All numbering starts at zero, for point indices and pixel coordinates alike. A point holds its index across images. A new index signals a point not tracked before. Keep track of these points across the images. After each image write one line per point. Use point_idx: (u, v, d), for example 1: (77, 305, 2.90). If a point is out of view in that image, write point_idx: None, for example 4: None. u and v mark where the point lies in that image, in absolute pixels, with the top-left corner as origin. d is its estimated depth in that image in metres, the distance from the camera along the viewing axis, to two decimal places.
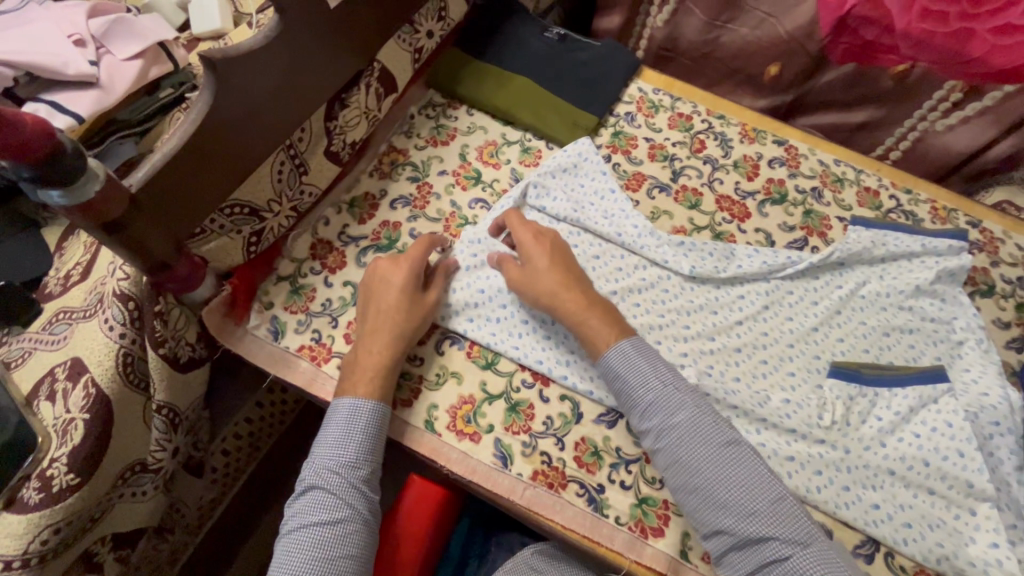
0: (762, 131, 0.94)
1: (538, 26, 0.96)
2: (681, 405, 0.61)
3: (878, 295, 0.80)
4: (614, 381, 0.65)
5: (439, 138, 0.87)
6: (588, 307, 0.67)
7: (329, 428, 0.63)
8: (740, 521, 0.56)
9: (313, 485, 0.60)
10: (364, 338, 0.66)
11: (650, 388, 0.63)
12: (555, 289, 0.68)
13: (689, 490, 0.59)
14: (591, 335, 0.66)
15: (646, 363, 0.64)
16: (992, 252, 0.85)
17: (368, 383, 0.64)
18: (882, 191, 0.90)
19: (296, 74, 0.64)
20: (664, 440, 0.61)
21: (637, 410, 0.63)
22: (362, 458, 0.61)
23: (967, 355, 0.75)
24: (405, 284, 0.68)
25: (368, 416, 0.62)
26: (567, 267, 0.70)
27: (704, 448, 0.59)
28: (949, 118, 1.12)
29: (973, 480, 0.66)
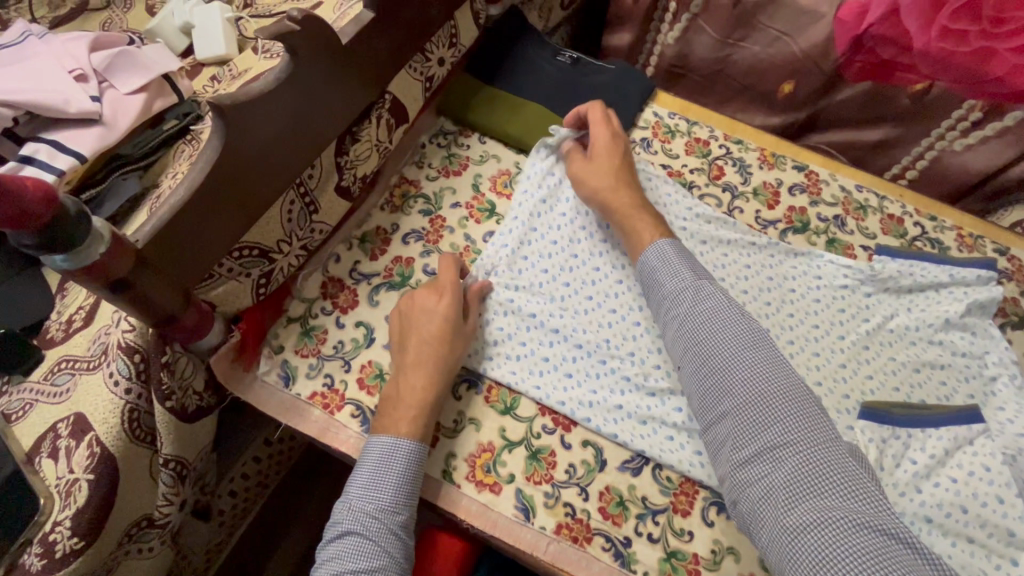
0: (781, 156, 0.92)
1: (550, 50, 0.94)
2: (710, 294, 0.62)
3: (907, 329, 0.77)
4: (647, 275, 0.68)
5: (452, 167, 0.85)
6: (636, 205, 0.73)
7: (366, 466, 0.59)
8: (745, 403, 0.56)
9: (348, 529, 0.56)
10: (407, 371, 0.64)
11: (683, 281, 0.64)
12: (612, 186, 0.74)
13: (704, 373, 0.59)
14: (633, 231, 0.71)
15: (682, 261, 0.66)
16: (1022, 282, 0.83)
17: (411, 424, 0.61)
18: (907, 218, 0.87)
19: (308, 114, 0.62)
20: (686, 320, 0.62)
21: (665, 301, 0.65)
22: (400, 502, 0.58)
23: (1000, 392, 0.73)
24: (450, 312, 0.67)
25: (408, 455, 0.59)
26: (628, 175, 0.76)
27: (726, 332, 0.60)
28: (967, 137, 1.10)
29: (1015, 529, 0.63)
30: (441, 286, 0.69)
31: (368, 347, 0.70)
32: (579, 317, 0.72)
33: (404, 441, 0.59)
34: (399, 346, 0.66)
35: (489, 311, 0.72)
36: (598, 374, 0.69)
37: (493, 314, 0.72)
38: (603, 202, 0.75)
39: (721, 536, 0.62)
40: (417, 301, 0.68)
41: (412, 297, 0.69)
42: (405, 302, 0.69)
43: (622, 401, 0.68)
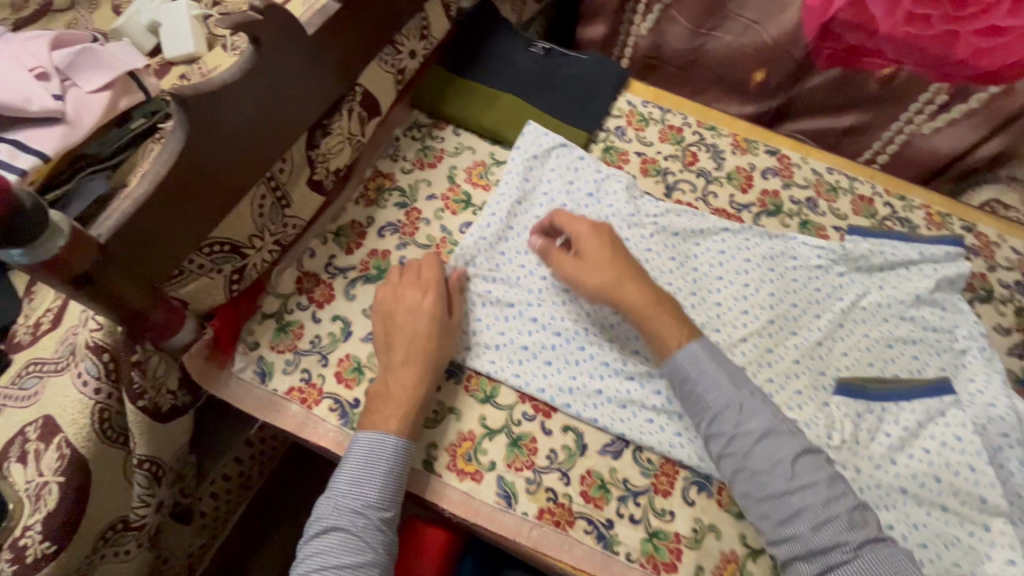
0: (754, 142, 0.93)
1: (523, 41, 0.94)
2: (756, 413, 0.60)
3: (880, 307, 0.78)
4: (681, 385, 0.64)
5: (426, 160, 0.85)
6: (654, 295, 0.66)
7: (350, 462, 0.59)
8: (813, 529, 0.55)
9: (331, 524, 0.56)
10: (395, 370, 0.63)
11: (722, 394, 0.61)
12: (619, 279, 0.67)
13: (761, 500, 0.58)
14: (655, 331, 0.65)
15: (715, 365, 0.63)
16: (988, 258, 0.84)
17: (400, 422, 0.60)
18: (877, 198, 0.89)
19: (274, 106, 0.61)
20: (736, 443, 0.60)
21: (706, 416, 0.62)
22: (385, 499, 0.58)
23: (970, 364, 0.75)
24: (436, 311, 0.67)
25: (393, 453, 0.59)
26: (627, 258, 0.69)
27: (776, 452, 0.58)
28: (935, 120, 1.13)
29: (986, 495, 0.64)
30: (425, 283, 0.69)
31: (346, 341, 0.70)
32: (557, 307, 0.72)
33: (391, 438, 0.59)
34: (385, 346, 0.66)
35: (469, 302, 0.72)
36: (577, 360, 0.69)
37: (474, 305, 0.72)
38: (612, 298, 0.67)
39: (701, 514, 0.63)
40: (399, 294, 0.68)
41: (394, 290, 0.69)
42: (387, 298, 0.68)
43: (603, 386, 0.68)
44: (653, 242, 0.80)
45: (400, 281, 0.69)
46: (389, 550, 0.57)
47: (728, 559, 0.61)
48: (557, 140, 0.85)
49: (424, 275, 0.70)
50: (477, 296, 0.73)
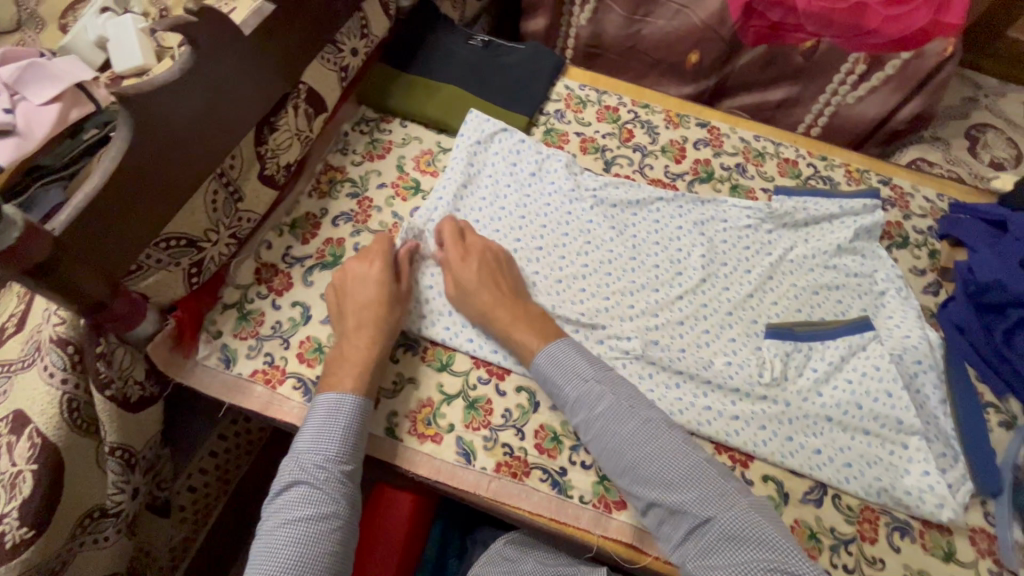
0: (685, 116, 0.99)
1: (462, 35, 0.99)
2: (600, 395, 0.64)
3: (805, 258, 0.85)
4: (543, 383, 0.68)
5: (375, 152, 0.89)
6: (517, 312, 0.71)
7: (310, 422, 0.62)
8: (665, 492, 0.59)
9: (295, 479, 0.59)
10: (349, 333, 0.68)
11: (575, 384, 0.66)
12: (485, 299, 0.71)
13: (623, 475, 0.62)
14: (519, 342, 0.70)
15: (570, 360, 0.67)
16: (903, 207, 0.91)
17: (357, 380, 0.65)
18: (800, 160, 0.96)
19: (218, 104, 0.65)
20: (590, 428, 0.64)
21: (567, 407, 0.66)
22: (345, 452, 0.61)
23: (889, 303, 0.81)
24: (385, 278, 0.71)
25: (351, 410, 0.63)
26: (493, 277, 0.73)
27: (624, 430, 0.62)
28: (857, 88, 1.20)
29: (902, 416, 0.70)
30: (371, 255, 0.74)
31: (306, 324, 0.73)
32: None
33: (349, 395, 0.63)
34: (340, 317, 0.70)
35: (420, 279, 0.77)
36: None
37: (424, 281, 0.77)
38: (481, 314, 0.72)
39: None
40: (350, 271, 0.73)
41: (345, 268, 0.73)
42: (338, 279, 0.73)
43: None
44: (592, 214, 0.86)
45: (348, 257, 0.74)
46: (352, 500, 0.60)
47: None
48: (498, 125, 0.90)
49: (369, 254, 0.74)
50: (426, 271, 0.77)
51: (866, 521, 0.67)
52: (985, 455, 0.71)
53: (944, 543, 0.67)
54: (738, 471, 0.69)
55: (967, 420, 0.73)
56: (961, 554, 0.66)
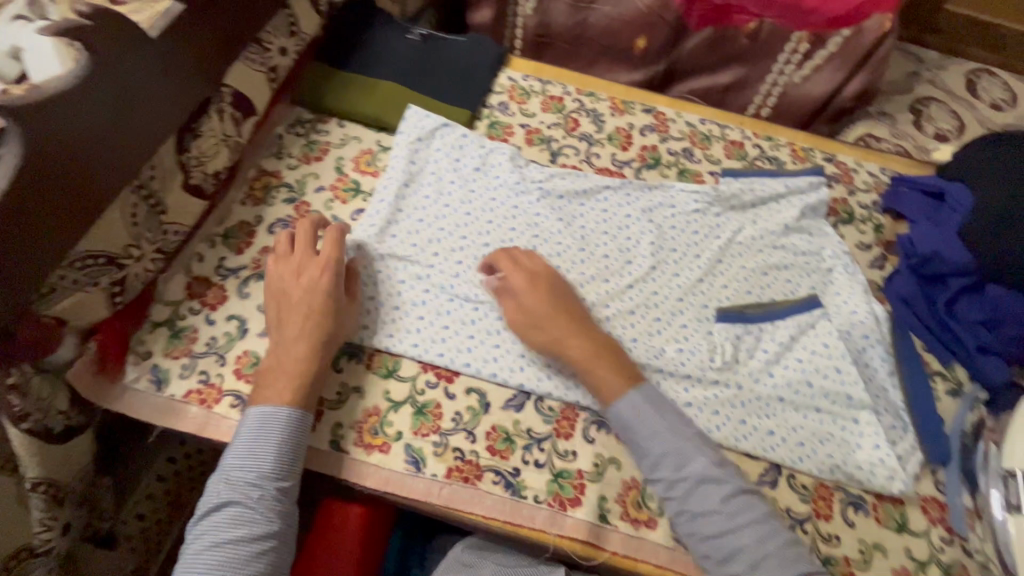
0: (630, 103, 0.98)
1: (400, 29, 0.97)
2: (694, 456, 0.61)
3: (753, 239, 0.84)
4: (624, 432, 0.65)
5: (312, 154, 0.86)
6: (598, 346, 0.67)
7: (241, 439, 0.60)
8: (750, 567, 0.57)
9: (225, 500, 0.57)
10: (288, 343, 0.64)
11: (660, 440, 0.63)
12: (559, 332, 0.68)
13: (701, 540, 0.59)
14: (600, 380, 0.66)
15: (648, 415, 0.64)
16: (848, 183, 0.91)
17: (293, 391, 0.62)
18: (746, 142, 0.95)
19: (128, 115, 0.61)
20: (675, 490, 0.61)
21: (647, 461, 0.63)
22: (279, 468, 0.59)
23: (836, 280, 0.81)
24: (327, 284, 0.68)
25: (287, 424, 0.60)
26: (564, 311, 0.69)
27: (712, 496, 0.60)
28: (803, 67, 1.21)
29: (851, 392, 0.71)
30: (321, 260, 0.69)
31: (243, 338, 0.70)
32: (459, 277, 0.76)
33: (282, 409, 0.60)
34: (277, 321, 0.66)
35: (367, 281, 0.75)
36: (472, 322, 0.73)
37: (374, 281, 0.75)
38: (553, 345, 0.68)
39: (602, 449, 0.67)
40: (294, 276, 0.68)
41: (287, 273, 0.69)
42: (274, 280, 0.68)
43: (500, 341, 0.72)
44: (539, 207, 0.84)
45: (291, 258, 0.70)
46: (287, 516, 0.58)
47: (630, 486, 0.66)
48: (438, 120, 0.88)
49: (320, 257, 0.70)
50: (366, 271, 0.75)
51: (820, 498, 0.67)
52: (932, 424, 0.71)
53: (897, 514, 0.67)
54: None
55: (914, 391, 0.73)
56: (914, 524, 0.67)
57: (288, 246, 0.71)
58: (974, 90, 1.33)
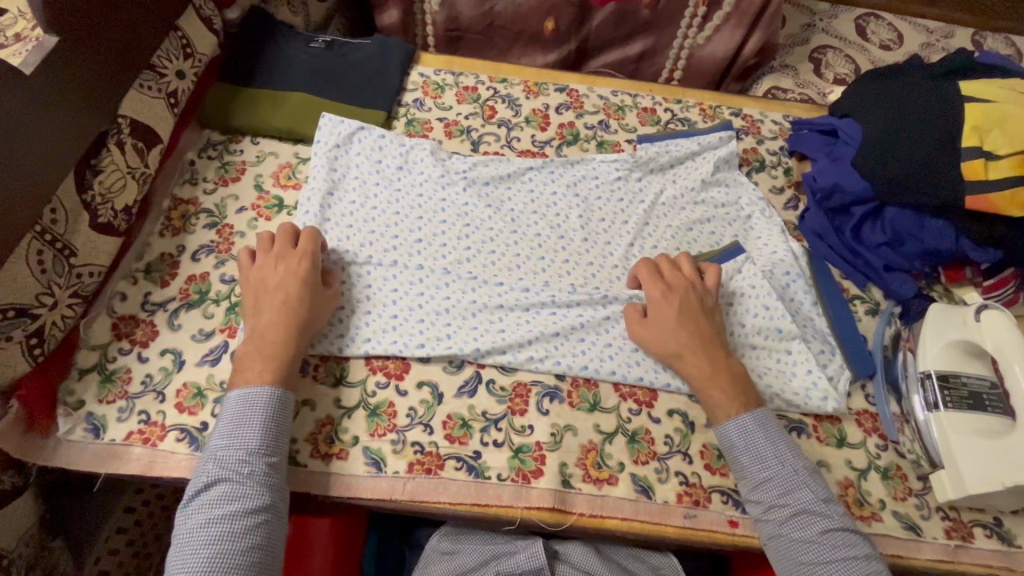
0: (543, 84, 1.00)
1: (302, 40, 0.96)
2: (801, 485, 0.61)
3: (675, 198, 0.88)
4: (727, 450, 0.65)
5: (228, 175, 0.85)
6: (716, 363, 0.68)
7: (228, 420, 0.59)
8: None
9: (215, 477, 0.56)
10: (263, 327, 0.65)
11: (766, 466, 0.63)
12: (685, 347, 0.69)
13: (794, 564, 0.59)
14: (715, 402, 0.67)
15: (767, 442, 0.64)
16: (756, 133, 0.97)
17: (266, 371, 0.62)
18: (658, 107, 0.99)
19: (14, 156, 0.58)
20: (773, 514, 0.61)
21: (748, 482, 0.64)
22: (268, 444, 0.59)
23: (755, 225, 0.86)
24: (302, 268, 0.69)
25: (269, 401, 0.60)
26: (702, 329, 0.70)
27: (811, 526, 0.59)
28: (704, 29, 1.26)
29: (781, 325, 0.75)
30: (288, 251, 0.70)
31: (180, 371, 0.69)
32: (415, 256, 0.78)
33: (263, 386, 0.61)
34: (254, 306, 0.67)
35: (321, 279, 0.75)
36: (420, 305, 0.74)
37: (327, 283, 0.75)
38: (677, 354, 0.69)
39: (557, 419, 0.69)
40: (270, 266, 0.69)
41: (263, 263, 0.69)
42: (254, 270, 0.69)
43: (450, 320, 0.73)
44: (466, 196, 0.85)
45: (267, 250, 0.71)
46: (276, 492, 0.58)
47: (588, 449, 0.68)
48: (354, 125, 0.88)
49: (301, 248, 0.71)
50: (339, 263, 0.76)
51: None
52: (857, 343, 0.76)
53: (836, 431, 0.71)
54: (644, 412, 0.71)
55: (838, 316, 0.78)
56: (851, 437, 0.71)
57: (268, 244, 0.72)
58: (864, 33, 1.41)
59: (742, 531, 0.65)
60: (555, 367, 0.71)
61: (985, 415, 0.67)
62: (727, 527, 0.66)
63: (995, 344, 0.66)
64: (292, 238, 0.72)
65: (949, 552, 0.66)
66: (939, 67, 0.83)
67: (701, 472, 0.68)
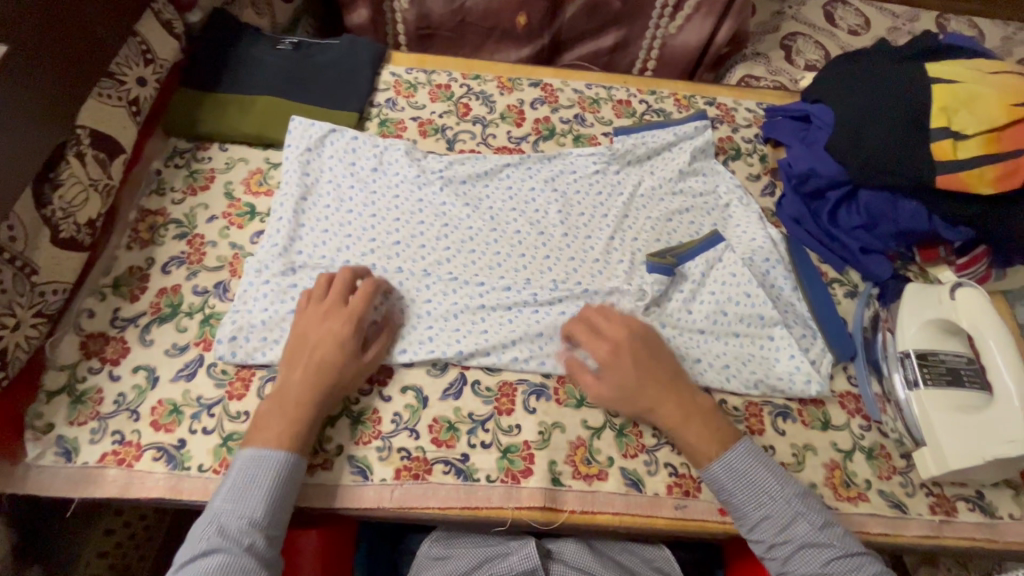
0: (517, 79, 0.99)
1: (268, 42, 0.94)
2: (798, 518, 0.61)
3: (654, 190, 0.88)
4: (718, 492, 0.64)
5: (197, 184, 0.82)
6: (685, 408, 0.66)
7: (232, 483, 0.57)
8: None
9: (212, 546, 0.53)
10: (292, 385, 0.63)
11: (762, 504, 0.62)
12: (648, 399, 0.66)
13: None
14: (693, 445, 0.64)
15: (750, 477, 0.62)
16: (730, 122, 0.97)
17: (281, 435, 0.60)
18: (632, 99, 0.99)
19: None
20: (778, 550, 0.61)
21: (745, 521, 0.63)
22: (271, 512, 0.57)
23: (734, 213, 0.86)
24: (346, 325, 0.66)
25: (280, 467, 0.58)
26: (659, 374, 0.67)
27: (817, 560, 0.59)
28: (676, 18, 1.26)
29: (763, 312, 0.75)
30: (335, 307, 0.67)
31: (155, 388, 0.67)
32: (393, 260, 0.77)
33: (278, 452, 0.58)
34: (291, 359, 0.64)
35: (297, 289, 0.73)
36: (399, 309, 0.73)
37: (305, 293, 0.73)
38: (642, 406, 0.66)
39: (544, 416, 0.69)
40: (316, 322, 0.66)
41: (307, 315, 0.67)
42: (302, 318, 0.67)
43: (431, 322, 0.72)
44: (444, 195, 0.84)
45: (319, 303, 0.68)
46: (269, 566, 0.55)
47: (577, 445, 0.67)
48: (325, 127, 0.86)
49: (353, 306, 0.68)
50: (315, 268, 0.75)
51: (751, 416, 0.71)
52: (837, 325, 0.77)
53: (821, 414, 0.72)
54: None
55: (817, 300, 0.79)
56: (836, 419, 0.72)
57: (323, 289, 0.69)
58: (832, 19, 1.43)
59: (733, 519, 0.66)
60: (540, 364, 0.71)
61: (963, 391, 0.68)
62: (717, 515, 0.66)
63: (970, 321, 0.67)
64: (344, 290, 0.69)
65: (934, 527, 0.67)
66: (906, 50, 0.84)
67: (690, 462, 0.68)
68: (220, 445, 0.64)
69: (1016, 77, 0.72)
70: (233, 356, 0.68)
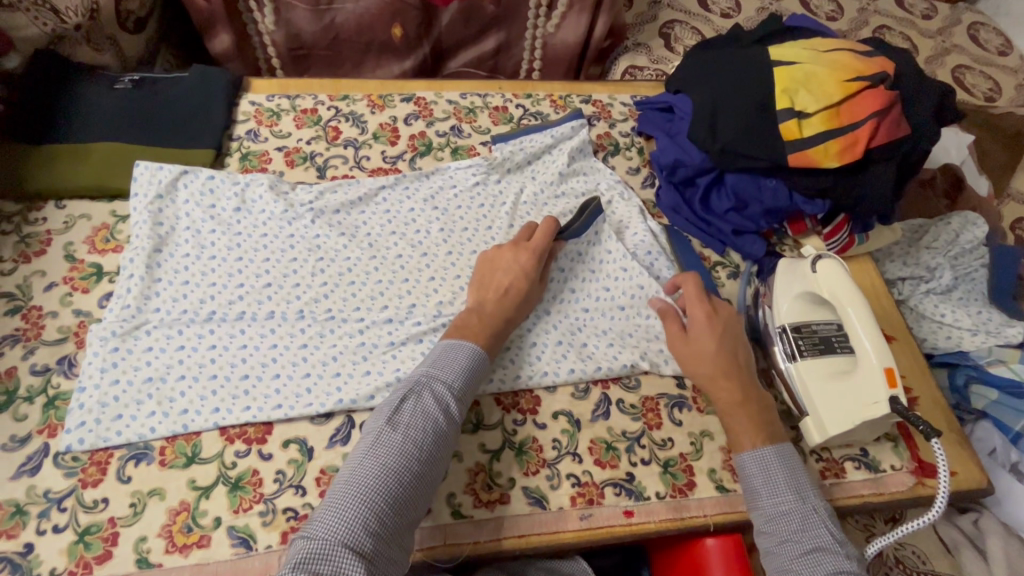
0: (388, 96, 0.96)
1: (104, 81, 0.86)
2: (818, 525, 0.57)
3: (536, 195, 0.86)
4: (745, 481, 0.63)
5: (31, 249, 0.74)
6: (740, 399, 0.66)
7: (437, 354, 0.64)
8: None
9: (413, 392, 0.60)
10: (479, 313, 0.69)
11: (784, 501, 0.59)
12: (708, 380, 0.67)
13: None
14: (735, 430, 0.65)
15: (788, 476, 0.61)
16: (607, 118, 0.98)
17: (480, 338, 0.67)
18: (509, 105, 0.98)
19: None
20: (789, 546, 0.57)
21: (760, 514, 0.60)
22: (463, 386, 0.63)
23: (618, 209, 0.86)
24: (531, 267, 0.73)
25: (471, 353, 0.65)
26: (730, 360, 0.68)
27: (821, 564, 0.55)
28: (552, 17, 1.26)
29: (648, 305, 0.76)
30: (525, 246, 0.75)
31: None
32: (265, 305, 0.72)
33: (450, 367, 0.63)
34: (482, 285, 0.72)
35: (155, 350, 0.67)
36: (276, 358, 0.69)
37: (162, 354, 0.67)
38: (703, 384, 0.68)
39: None
40: (501, 257, 0.74)
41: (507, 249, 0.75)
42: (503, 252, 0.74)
43: (310, 367, 0.68)
44: (317, 228, 0.79)
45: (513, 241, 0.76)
46: (449, 431, 0.60)
47: (476, 471, 0.65)
48: (176, 168, 0.79)
49: (535, 243, 0.75)
50: (174, 329, 0.69)
51: (648, 411, 0.72)
52: None
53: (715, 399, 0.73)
54: (529, 420, 0.69)
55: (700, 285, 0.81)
56: None
57: (527, 235, 0.76)
58: (705, 4, 1.47)
59: (639, 519, 0.65)
60: None
61: (835, 355, 0.71)
62: (623, 518, 0.65)
63: (831, 290, 0.72)
64: (529, 231, 0.77)
65: (824, 490, 0.70)
66: (754, 35, 0.88)
67: (592, 469, 0.67)
68: (74, 542, 0.57)
69: (846, 53, 0.77)
70: (82, 443, 0.61)
